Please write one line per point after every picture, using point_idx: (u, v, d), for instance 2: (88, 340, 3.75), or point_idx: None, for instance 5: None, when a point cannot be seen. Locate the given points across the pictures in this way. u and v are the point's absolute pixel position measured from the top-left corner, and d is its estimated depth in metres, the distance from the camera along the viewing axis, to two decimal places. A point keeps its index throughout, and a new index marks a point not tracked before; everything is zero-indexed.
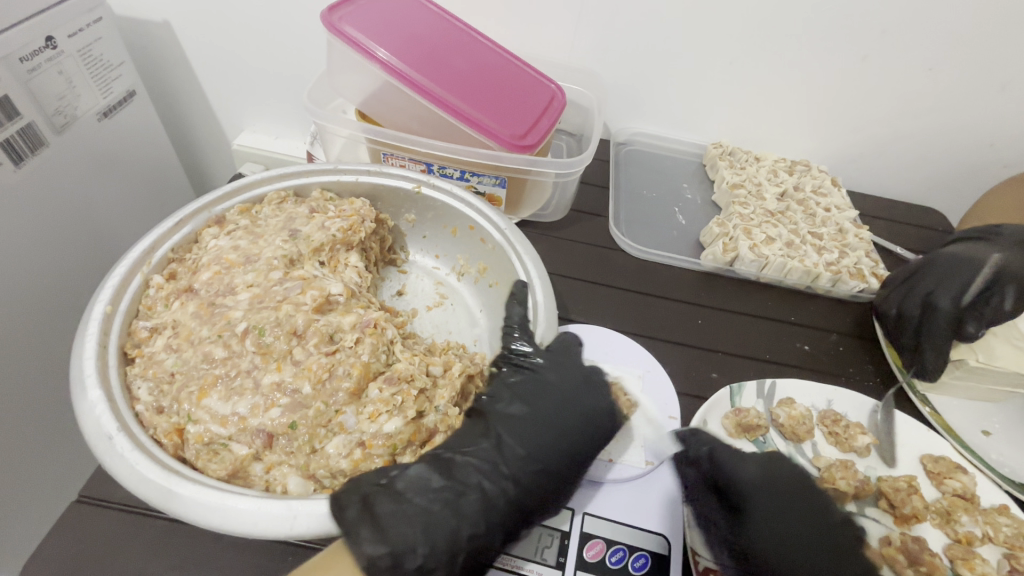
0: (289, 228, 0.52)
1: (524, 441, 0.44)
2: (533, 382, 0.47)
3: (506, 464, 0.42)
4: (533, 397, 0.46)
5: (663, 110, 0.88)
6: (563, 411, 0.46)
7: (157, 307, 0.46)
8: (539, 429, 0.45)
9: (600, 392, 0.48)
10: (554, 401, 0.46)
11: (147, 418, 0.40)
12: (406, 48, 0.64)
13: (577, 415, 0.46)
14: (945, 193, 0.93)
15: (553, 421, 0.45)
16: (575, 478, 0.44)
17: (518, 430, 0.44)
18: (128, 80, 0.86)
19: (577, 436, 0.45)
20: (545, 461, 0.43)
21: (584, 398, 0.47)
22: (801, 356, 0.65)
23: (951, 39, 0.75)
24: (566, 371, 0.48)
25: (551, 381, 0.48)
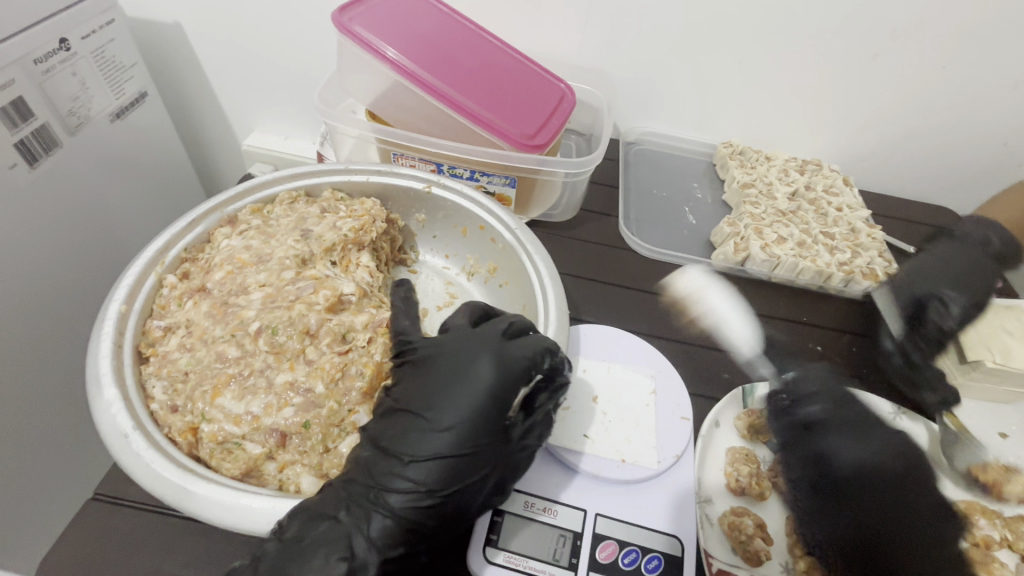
0: (300, 227, 0.53)
1: (413, 443, 0.38)
2: (423, 370, 0.41)
3: (395, 473, 0.37)
4: (420, 391, 0.40)
5: (673, 109, 0.88)
6: (448, 398, 0.39)
7: (170, 306, 0.46)
8: (429, 423, 0.38)
9: (488, 363, 0.40)
10: (440, 388, 0.40)
11: (161, 417, 0.40)
12: (417, 48, 0.64)
13: (466, 399, 0.39)
14: (959, 192, 0.91)
15: (441, 413, 0.39)
16: (479, 470, 0.38)
17: (405, 431, 0.39)
18: (140, 82, 0.87)
19: (468, 425, 0.38)
20: (436, 461, 0.37)
21: (473, 375, 0.39)
22: (813, 358, 0.64)
23: (966, 36, 0.74)
24: (456, 352, 0.41)
25: (440, 366, 0.41)
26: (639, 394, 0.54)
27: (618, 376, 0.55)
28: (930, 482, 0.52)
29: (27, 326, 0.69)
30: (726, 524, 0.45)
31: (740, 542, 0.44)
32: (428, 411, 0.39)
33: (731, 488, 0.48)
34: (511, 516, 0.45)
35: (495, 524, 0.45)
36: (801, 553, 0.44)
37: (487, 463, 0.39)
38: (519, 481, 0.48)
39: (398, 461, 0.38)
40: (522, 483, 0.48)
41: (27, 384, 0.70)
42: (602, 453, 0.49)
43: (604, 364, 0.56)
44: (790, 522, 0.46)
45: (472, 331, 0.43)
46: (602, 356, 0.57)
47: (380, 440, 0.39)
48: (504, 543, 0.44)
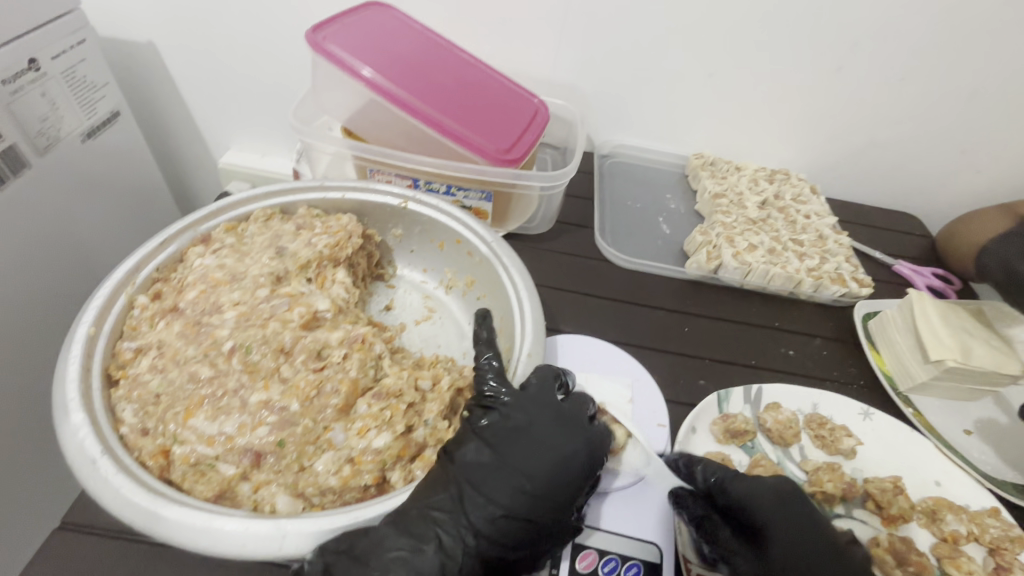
0: (274, 245, 0.52)
1: (509, 502, 0.39)
2: (531, 430, 0.42)
3: (490, 527, 0.39)
4: (525, 449, 0.41)
5: (644, 122, 0.90)
6: (549, 469, 0.41)
7: (141, 327, 0.45)
8: (532, 484, 0.40)
9: (586, 448, 0.42)
10: (548, 458, 0.41)
11: (131, 440, 0.39)
12: (391, 67, 0.64)
13: (568, 473, 0.41)
14: (920, 198, 0.95)
15: (535, 471, 0.40)
16: (560, 532, 0.41)
17: (504, 485, 0.40)
18: (113, 100, 0.86)
19: (564, 498, 0.40)
20: (528, 523, 0.39)
21: (573, 454, 0.42)
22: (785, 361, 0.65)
23: (919, 50, 0.77)
24: (561, 418, 0.43)
25: (538, 426, 0.42)
26: (617, 402, 0.55)
27: (595, 386, 0.56)
28: (897, 480, 0.52)
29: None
30: (703, 529, 0.47)
31: (714, 546, 0.46)
32: (527, 470, 0.40)
33: None
34: None
35: None
36: None
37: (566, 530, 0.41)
38: None
39: (495, 515, 0.39)
40: None
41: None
42: None
43: (581, 373, 0.58)
44: None
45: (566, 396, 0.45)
46: (580, 366, 0.58)
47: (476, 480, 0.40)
48: None
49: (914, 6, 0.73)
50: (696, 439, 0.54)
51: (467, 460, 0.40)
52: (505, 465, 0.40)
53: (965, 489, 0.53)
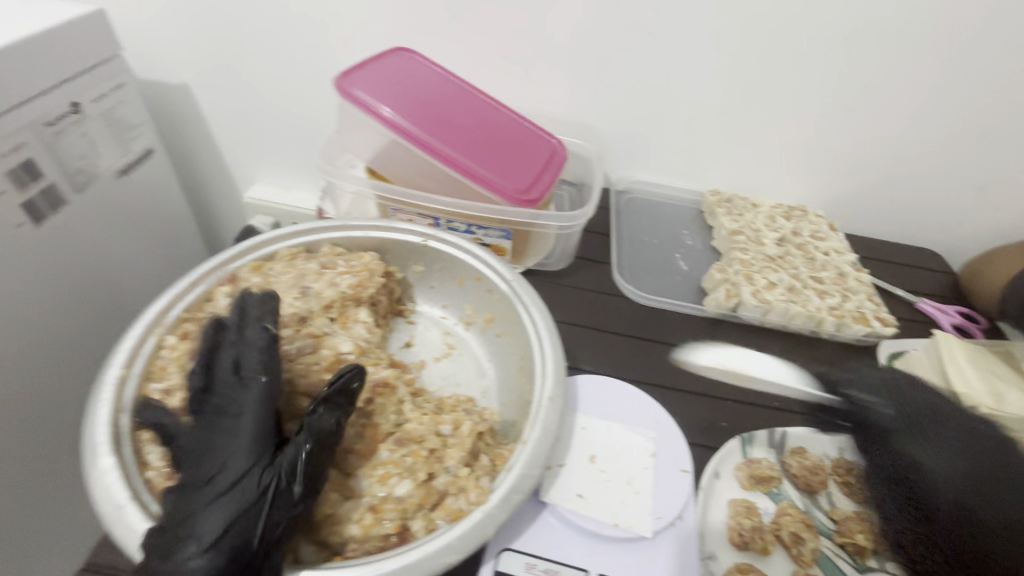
0: (299, 284, 0.54)
1: (199, 492, 0.37)
2: (197, 428, 0.40)
3: (205, 530, 0.35)
4: (207, 445, 0.39)
5: (660, 159, 0.91)
6: (223, 450, 0.39)
7: (169, 368, 0.46)
8: (230, 460, 0.38)
9: (255, 405, 0.41)
10: (217, 444, 0.39)
11: (157, 484, 0.39)
12: (413, 110, 0.67)
13: (241, 443, 0.39)
14: (942, 235, 0.94)
15: (210, 462, 0.38)
16: (264, 495, 0.36)
17: (198, 491, 0.37)
18: (146, 139, 0.90)
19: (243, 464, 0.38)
20: (229, 506, 0.36)
21: (241, 422, 0.40)
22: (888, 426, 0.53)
23: (932, 90, 0.78)
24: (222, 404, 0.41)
25: (199, 430, 0.40)
26: (635, 452, 0.51)
27: (617, 436, 0.52)
28: None
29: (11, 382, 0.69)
30: None
31: None
32: (201, 469, 0.38)
33: (735, 543, 0.48)
34: None
35: None
36: None
37: (276, 495, 0.37)
38: (520, 542, 0.45)
39: (199, 517, 0.35)
40: (523, 544, 0.45)
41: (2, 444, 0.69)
42: (599, 512, 0.46)
43: (603, 422, 0.53)
44: None
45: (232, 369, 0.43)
46: (601, 413, 0.54)
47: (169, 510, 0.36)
48: None
49: (929, 48, 0.74)
50: (721, 485, 0.52)
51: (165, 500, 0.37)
52: (193, 476, 0.38)
53: None
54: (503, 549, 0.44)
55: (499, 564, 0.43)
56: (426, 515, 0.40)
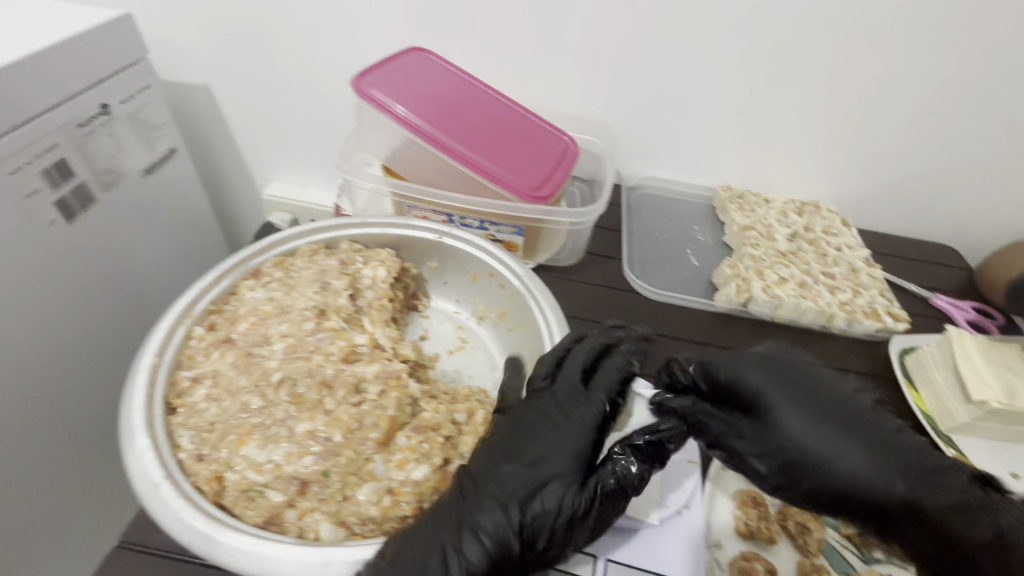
0: (321, 279, 0.56)
1: (505, 480, 0.40)
2: (525, 419, 0.44)
3: (485, 518, 0.38)
4: (518, 438, 0.43)
5: (672, 157, 0.92)
6: (559, 448, 0.42)
7: (197, 357, 0.48)
8: (513, 469, 0.41)
9: (591, 427, 0.43)
10: (553, 441, 0.42)
11: (188, 465, 0.41)
12: (429, 110, 0.68)
13: (581, 454, 0.42)
14: (959, 231, 0.93)
15: (527, 453, 0.42)
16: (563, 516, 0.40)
17: (506, 476, 0.40)
18: (172, 139, 0.93)
19: (574, 478, 0.41)
20: (524, 505, 0.39)
21: (575, 431, 0.43)
22: (761, 395, 0.46)
23: (950, 85, 0.77)
24: (576, 400, 0.45)
25: (531, 421, 0.44)
26: None
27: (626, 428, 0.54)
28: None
29: (41, 371, 0.72)
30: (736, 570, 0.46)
31: None
32: (529, 459, 0.41)
33: (741, 533, 0.49)
34: None
35: None
36: None
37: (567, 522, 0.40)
38: None
39: (494, 505, 0.39)
40: None
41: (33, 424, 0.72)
42: None
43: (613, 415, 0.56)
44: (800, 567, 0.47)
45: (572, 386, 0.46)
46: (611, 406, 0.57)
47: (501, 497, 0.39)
48: None
49: (946, 44, 0.74)
50: (729, 475, 0.53)
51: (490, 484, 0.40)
52: (477, 468, 0.41)
53: None
54: None
55: None
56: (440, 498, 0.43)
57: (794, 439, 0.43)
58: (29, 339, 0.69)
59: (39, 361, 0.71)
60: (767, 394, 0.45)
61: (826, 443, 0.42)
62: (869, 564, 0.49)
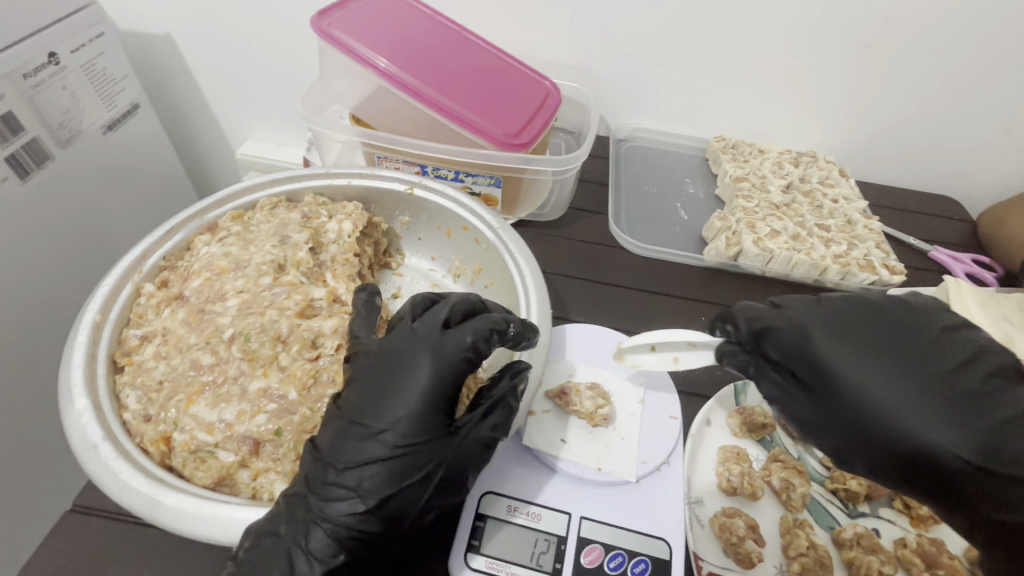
0: (280, 232, 0.52)
1: (360, 445, 0.37)
2: (364, 369, 0.40)
3: (320, 478, 0.37)
4: (350, 397, 0.39)
5: (663, 106, 0.87)
6: (387, 395, 0.38)
7: (147, 315, 0.46)
8: (364, 441, 0.37)
9: (427, 362, 0.39)
10: (382, 388, 0.38)
11: (133, 426, 0.39)
12: (398, 52, 0.63)
13: (412, 399, 0.38)
14: (961, 182, 0.89)
15: (377, 417, 0.37)
16: (405, 456, 0.37)
17: (343, 440, 0.37)
18: (132, 93, 0.86)
19: (410, 422, 0.37)
20: (363, 463, 0.36)
21: (411, 376, 0.38)
22: (843, 361, 0.40)
23: (964, 20, 0.71)
24: (408, 348, 0.40)
25: (377, 372, 0.40)
26: (625, 400, 0.51)
27: (604, 382, 0.53)
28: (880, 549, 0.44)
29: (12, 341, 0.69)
30: (717, 525, 0.44)
31: (731, 545, 0.43)
32: (364, 419, 0.38)
33: (723, 489, 0.47)
34: (494, 521, 0.43)
35: (477, 529, 0.42)
36: (795, 554, 0.43)
37: (422, 470, 0.37)
38: (501, 485, 0.45)
39: (331, 470, 0.37)
40: (505, 487, 0.45)
41: (23, 392, 0.69)
42: (580, 458, 0.47)
43: (591, 369, 0.54)
44: (782, 522, 0.46)
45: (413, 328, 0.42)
46: (589, 360, 0.55)
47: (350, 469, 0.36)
48: (487, 548, 0.42)
49: None
50: (712, 431, 0.51)
51: (353, 461, 0.36)
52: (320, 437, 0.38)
53: None
54: (484, 492, 0.45)
55: (480, 506, 0.44)
56: None
57: (886, 417, 0.38)
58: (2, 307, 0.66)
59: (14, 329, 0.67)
60: (849, 361, 0.40)
61: (917, 419, 0.38)
62: (854, 518, 0.48)
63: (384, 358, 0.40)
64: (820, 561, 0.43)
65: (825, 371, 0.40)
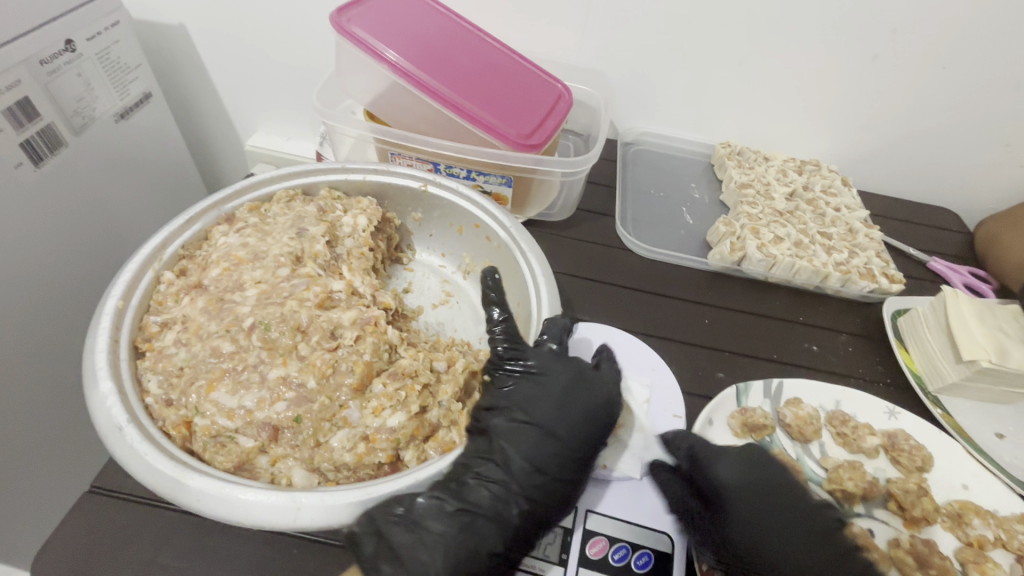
0: (297, 224, 0.53)
1: (555, 453, 0.44)
2: (545, 391, 0.47)
3: (527, 478, 0.43)
4: (538, 409, 0.46)
5: (670, 111, 0.88)
6: (572, 412, 0.46)
7: (167, 302, 0.47)
8: (559, 451, 0.44)
9: (606, 394, 0.48)
10: (568, 409, 0.46)
11: (156, 410, 0.40)
12: (414, 50, 0.64)
13: (594, 419, 0.47)
14: (959, 194, 0.91)
15: (569, 432, 0.45)
16: (592, 462, 0.45)
17: (540, 446, 0.44)
18: (144, 82, 0.86)
19: (597, 441, 0.46)
20: (560, 469, 0.44)
21: (593, 403, 0.47)
22: (729, 482, 0.45)
23: (969, 35, 0.73)
24: (585, 376, 0.48)
25: (561, 391, 0.47)
26: (631, 404, 0.53)
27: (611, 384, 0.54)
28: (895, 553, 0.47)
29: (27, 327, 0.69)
30: None
31: None
32: (563, 431, 0.45)
33: None
34: None
35: None
36: None
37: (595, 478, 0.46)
38: None
39: (534, 473, 0.43)
40: None
41: (35, 378, 0.69)
42: None
43: None
44: None
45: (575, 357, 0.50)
46: None
47: (552, 474, 0.43)
48: None
49: None
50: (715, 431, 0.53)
51: (555, 466, 0.44)
52: (514, 439, 0.44)
53: (994, 493, 0.52)
54: None
55: None
56: (416, 445, 0.44)
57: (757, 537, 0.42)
58: (18, 293, 0.66)
59: (26, 313, 0.68)
60: (736, 481, 0.45)
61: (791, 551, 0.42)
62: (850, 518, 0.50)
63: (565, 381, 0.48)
64: None
65: (711, 482, 0.45)
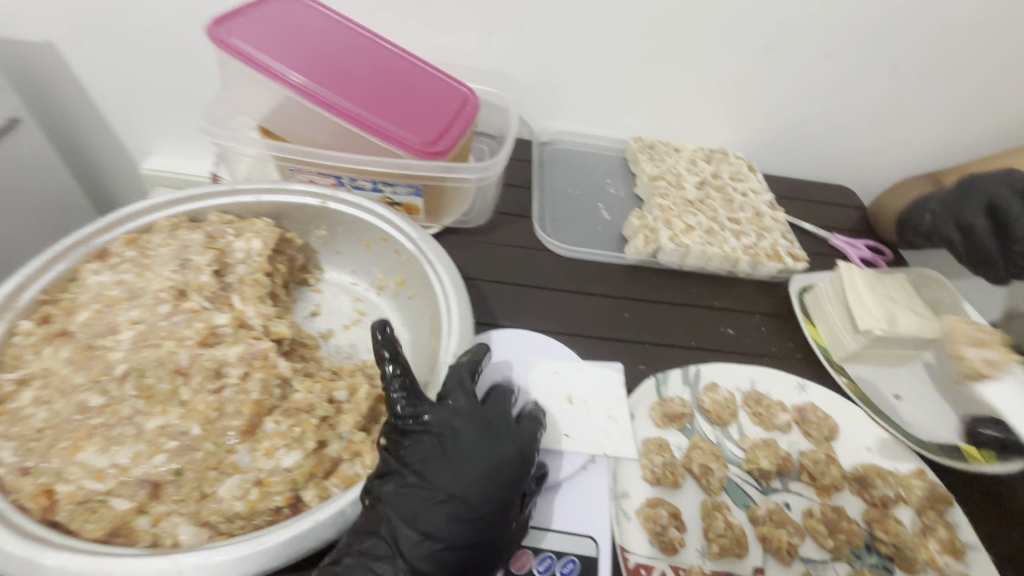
0: (180, 256, 0.49)
1: (449, 519, 0.39)
2: (449, 449, 0.42)
3: (414, 551, 0.38)
4: (436, 467, 0.41)
5: (581, 107, 0.89)
6: (473, 474, 0.41)
7: (25, 355, 0.42)
8: (452, 521, 0.39)
9: (510, 450, 0.43)
10: (459, 463, 0.41)
11: (9, 482, 0.36)
12: (304, 61, 0.61)
13: (498, 482, 0.41)
14: (855, 172, 0.97)
15: (465, 494, 0.40)
16: (497, 528, 0.40)
17: (432, 513, 0.39)
18: (7, 107, 0.77)
19: (495, 508, 0.40)
20: (454, 537, 0.39)
21: (497, 461, 0.42)
22: None
23: (845, 24, 0.78)
24: (487, 432, 0.43)
25: (459, 450, 0.42)
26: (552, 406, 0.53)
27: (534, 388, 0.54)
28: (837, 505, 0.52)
29: None
30: (642, 516, 0.47)
31: (656, 534, 0.46)
32: (456, 493, 0.40)
33: (648, 480, 0.50)
34: None
35: None
36: (714, 536, 0.46)
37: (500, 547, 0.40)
38: None
39: (425, 541, 0.38)
40: None
41: None
42: None
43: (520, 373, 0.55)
44: (703, 506, 0.49)
45: (478, 409, 0.45)
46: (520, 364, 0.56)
47: (444, 541, 0.38)
48: None
49: None
50: (639, 424, 0.54)
51: (450, 533, 0.38)
52: (403, 508, 0.39)
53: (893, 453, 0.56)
54: None
55: None
56: (318, 483, 0.41)
57: None
58: None
59: None
60: None
61: None
62: (767, 495, 0.52)
63: (463, 436, 0.42)
64: (736, 539, 0.47)
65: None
